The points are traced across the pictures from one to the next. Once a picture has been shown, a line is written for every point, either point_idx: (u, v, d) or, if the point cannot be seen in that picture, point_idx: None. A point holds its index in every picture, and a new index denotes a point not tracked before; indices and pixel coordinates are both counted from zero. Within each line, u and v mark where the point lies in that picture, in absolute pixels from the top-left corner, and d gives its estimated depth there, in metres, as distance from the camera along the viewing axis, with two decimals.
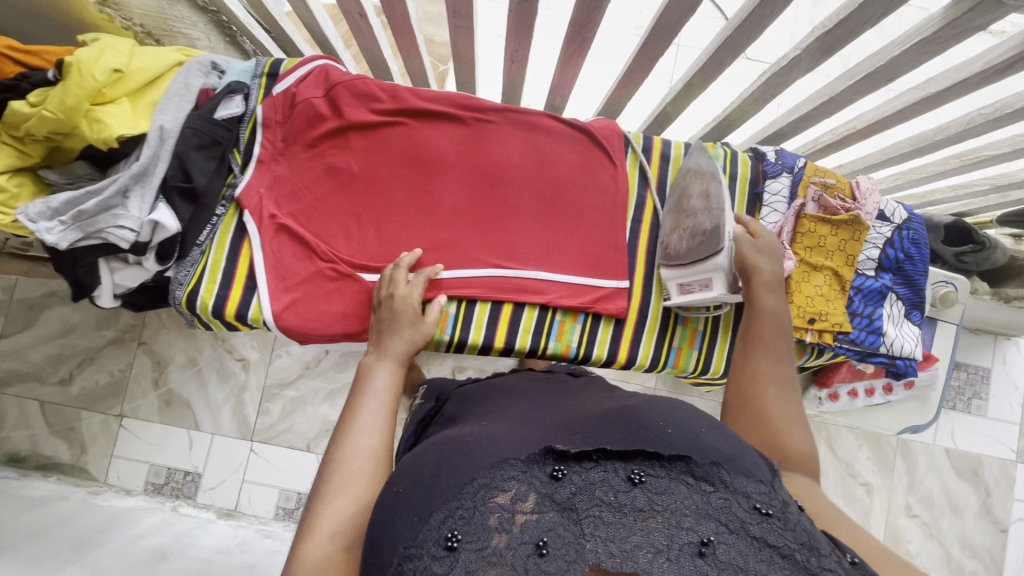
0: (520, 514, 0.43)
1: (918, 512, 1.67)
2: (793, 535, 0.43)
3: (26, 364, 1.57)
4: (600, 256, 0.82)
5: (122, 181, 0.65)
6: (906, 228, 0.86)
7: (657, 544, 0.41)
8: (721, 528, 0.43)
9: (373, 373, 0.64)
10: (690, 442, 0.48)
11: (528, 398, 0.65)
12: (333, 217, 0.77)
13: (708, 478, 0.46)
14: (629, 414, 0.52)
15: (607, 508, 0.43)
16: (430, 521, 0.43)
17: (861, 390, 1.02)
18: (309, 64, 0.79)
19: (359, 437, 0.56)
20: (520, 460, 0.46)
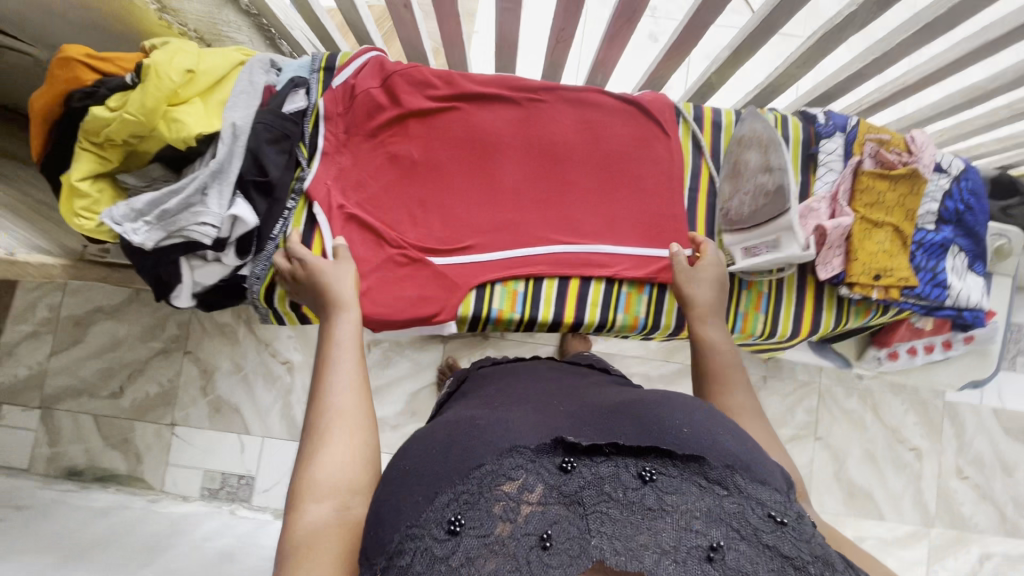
0: (526, 504, 0.43)
1: (970, 474, 1.66)
2: (808, 548, 0.42)
3: (78, 379, 1.60)
4: (659, 225, 0.82)
5: (201, 179, 0.67)
6: (964, 180, 0.86)
7: (664, 546, 0.41)
8: (732, 535, 0.42)
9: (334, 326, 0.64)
10: (709, 443, 0.47)
11: (540, 386, 0.65)
12: (400, 205, 0.78)
13: (722, 480, 0.45)
14: (639, 405, 0.52)
15: (615, 505, 0.43)
16: (436, 501, 0.44)
17: (920, 348, 1.01)
18: (363, 56, 0.80)
19: (332, 397, 0.57)
20: (528, 448, 0.47)
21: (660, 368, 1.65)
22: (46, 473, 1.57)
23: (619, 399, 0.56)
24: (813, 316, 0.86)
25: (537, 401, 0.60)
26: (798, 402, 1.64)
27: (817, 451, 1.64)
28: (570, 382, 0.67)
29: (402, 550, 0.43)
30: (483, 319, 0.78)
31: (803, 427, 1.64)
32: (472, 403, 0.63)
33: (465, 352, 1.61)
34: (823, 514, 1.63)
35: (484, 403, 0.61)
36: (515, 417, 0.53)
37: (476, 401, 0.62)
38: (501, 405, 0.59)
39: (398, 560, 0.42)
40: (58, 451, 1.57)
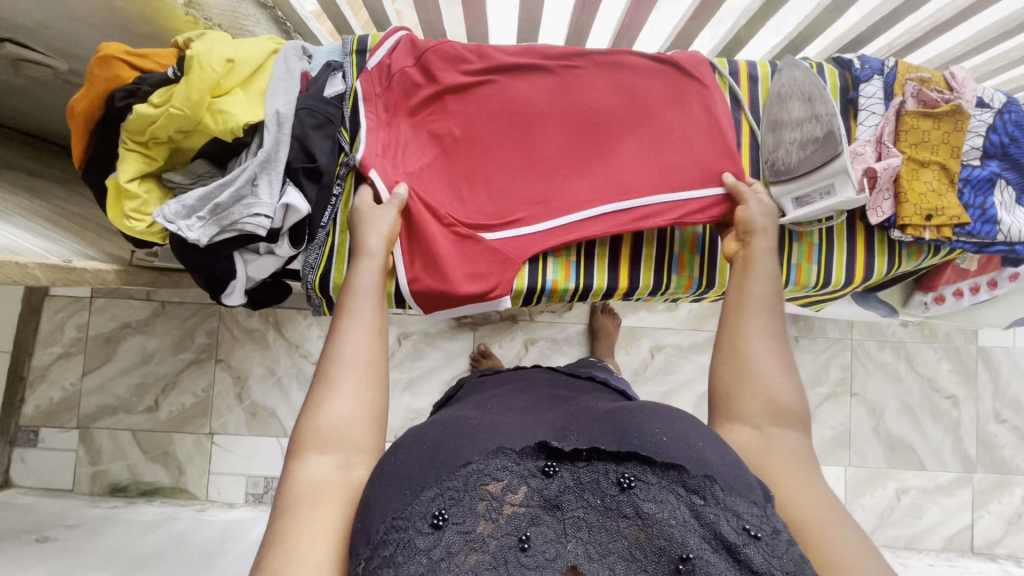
0: (509, 504, 0.43)
1: (1008, 417, 1.66)
2: (779, 564, 0.42)
3: (113, 396, 1.60)
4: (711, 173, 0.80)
5: (251, 170, 0.66)
6: (1008, 112, 0.83)
7: (635, 554, 0.42)
8: (703, 544, 0.42)
9: (357, 270, 0.64)
10: (687, 452, 0.45)
11: (536, 391, 0.64)
12: (445, 182, 0.78)
13: (701, 490, 0.44)
14: (623, 418, 0.49)
15: (592, 512, 0.43)
16: (422, 496, 0.44)
17: (967, 289, 0.99)
18: (393, 35, 0.79)
19: (347, 347, 0.57)
20: (514, 451, 0.46)
21: (691, 338, 1.65)
22: (91, 492, 1.57)
23: (605, 409, 0.54)
24: (865, 262, 0.87)
25: (514, 409, 0.57)
26: (832, 359, 1.64)
27: (854, 407, 1.64)
28: (563, 392, 0.65)
29: (386, 541, 0.43)
30: (540, 292, 0.80)
31: (838, 384, 1.64)
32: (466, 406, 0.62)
33: (497, 337, 1.61)
34: (865, 467, 1.63)
35: (475, 404, 0.61)
36: (502, 424, 0.51)
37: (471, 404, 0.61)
38: (491, 410, 0.57)
39: (381, 551, 0.42)
40: (100, 469, 1.58)
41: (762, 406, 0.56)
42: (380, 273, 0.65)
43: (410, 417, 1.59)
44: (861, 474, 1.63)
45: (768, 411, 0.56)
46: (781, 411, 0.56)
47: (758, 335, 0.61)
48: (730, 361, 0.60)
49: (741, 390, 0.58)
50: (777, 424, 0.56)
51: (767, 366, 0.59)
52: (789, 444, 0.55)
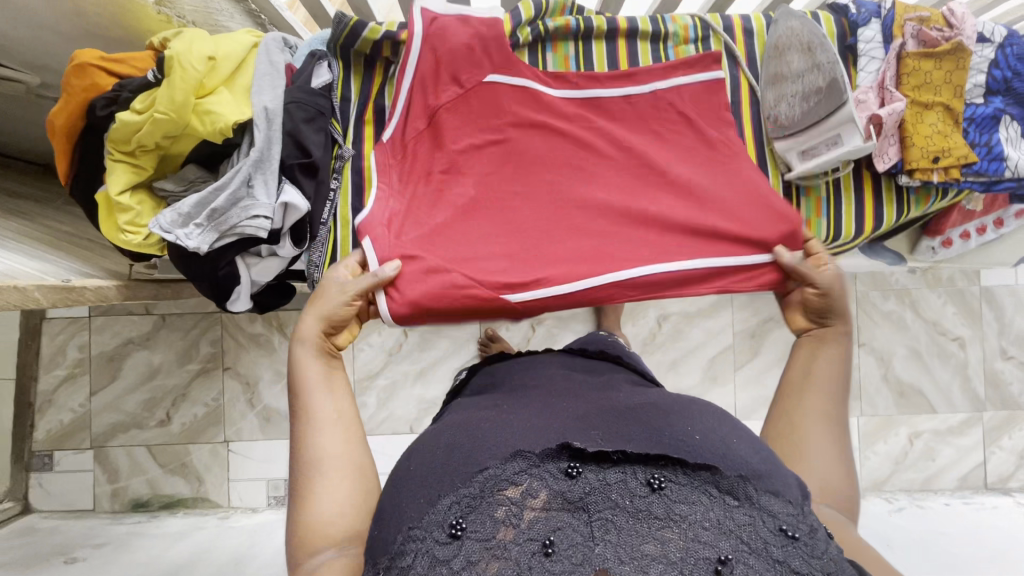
0: (530, 509, 0.42)
1: (1014, 354, 1.67)
2: (819, 564, 0.41)
3: (124, 413, 1.59)
4: (754, 218, 0.74)
5: (245, 171, 0.64)
6: (1009, 45, 0.82)
7: (670, 556, 0.40)
8: (739, 547, 0.41)
9: (301, 364, 0.61)
10: (718, 450, 0.47)
11: (551, 384, 0.63)
12: (461, 242, 0.73)
13: (733, 491, 0.44)
14: (654, 412, 0.52)
15: (621, 514, 0.42)
16: (439, 504, 0.44)
17: (974, 230, 0.99)
18: (401, 92, 0.74)
19: (313, 448, 0.55)
20: (534, 453, 0.46)
21: (697, 303, 1.65)
22: (113, 509, 1.58)
23: (629, 400, 0.56)
24: (874, 211, 0.86)
25: (539, 401, 0.58)
26: None
27: (862, 357, 1.65)
28: (574, 383, 0.63)
29: (405, 551, 0.43)
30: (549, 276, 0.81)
31: None
32: (491, 399, 0.62)
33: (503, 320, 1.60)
34: (877, 415, 1.65)
35: (486, 404, 0.59)
36: (512, 419, 0.52)
37: (488, 403, 0.60)
38: (504, 409, 0.56)
39: (400, 561, 0.43)
40: (120, 486, 1.58)
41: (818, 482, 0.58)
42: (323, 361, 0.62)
43: (424, 408, 1.60)
44: (873, 423, 1.65)
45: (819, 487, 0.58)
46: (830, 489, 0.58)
47: (822, 416, 0.63)
48: (784, 431, 0.63)
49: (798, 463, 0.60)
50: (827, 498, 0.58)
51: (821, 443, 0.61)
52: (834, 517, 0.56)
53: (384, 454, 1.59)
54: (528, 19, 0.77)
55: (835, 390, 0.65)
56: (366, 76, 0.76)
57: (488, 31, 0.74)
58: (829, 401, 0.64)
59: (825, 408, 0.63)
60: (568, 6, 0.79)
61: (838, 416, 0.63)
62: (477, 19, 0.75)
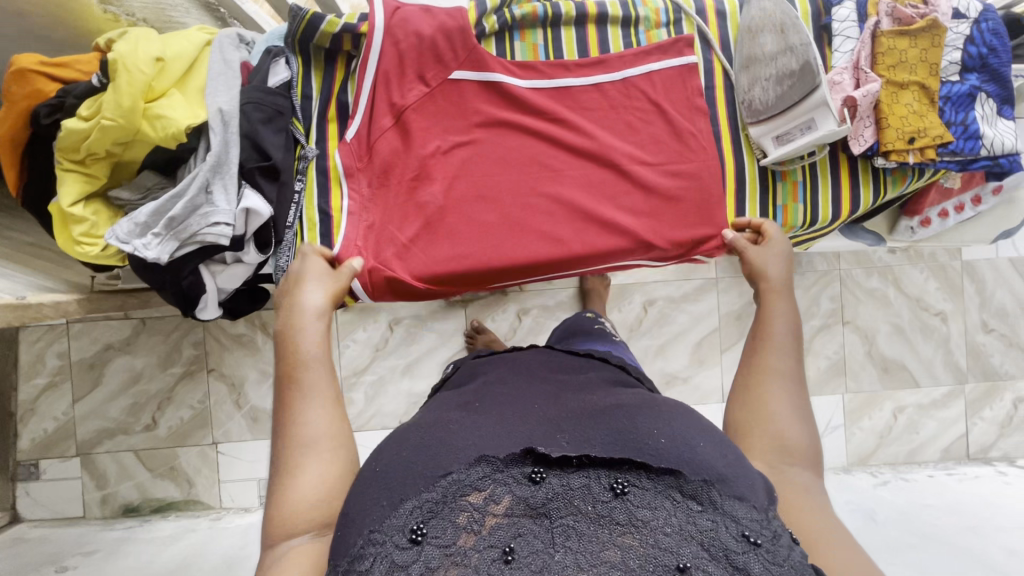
0: (491, 515, 0.41)
1: (995, 327, 1.69)
2: (779, 571, 0.40)
3: (108, 419, 1.57)
4: (701, 224, 0.78)
5: (202, 176, 0.62)
6: (984, 21, 0.82)
7: (630, 563, 0.38)
8: (700, 554, 0.39)
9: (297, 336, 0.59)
10: (685, 456, 0.47)
11: (530, 385, 0.62)
12: (430, 254, 0.73)
13: (697, 496, 0.43)
14: (623, 411, 0.54)
15: (583, 520, 0.41)
16: (402, 508, 0.44)
17: (951, 209, 0.99)
18: (363, 92, 0.72)
19: (301, 428, 0.53)
20: (498, 459, 0.45)
21: (683, 288, 1.64)
22: (104, 515, 1.57)
23: (604, 402, 0.56)
24: (851, 195, 0.85)
25: (512, 401, 0.57)
26: (822, 290, 1.65)
27: (847, 335, 1.66)
28: (552, 384, 0.63)
29: (363, 554, 0.41)
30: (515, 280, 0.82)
31: (830, 315, 1.66)
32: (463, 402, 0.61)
33: (488, 312, 1.59)
34: (861, 392, 1.67)
35: (459, 403, 0.59)
36: (477, 423, 0.52)
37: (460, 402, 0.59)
38: (475, 410, 0.56)
39: (359, 565, 0.41)
40: (109, 492, 1.57)
41: (774, 442, 0.58)
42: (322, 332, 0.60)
43: (412, 402, 1.59)
44: (857, 399, 1.67)
45: (778, 449, 0.57)
46: (792, 449, 0.57)
47: (778, 375, 0.63)
48: (746, 396, 0.62)
49: (753, 428, 0.59)
50: (786, 460, 0.57)
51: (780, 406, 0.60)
52: (802, 485, 0.55)
53: None
54: (494, 7, 0.74)
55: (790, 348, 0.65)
56: (327, 71, 0.73)
57: (453, 22, 0.73)
58: (789, 362, 0.64)
59: (781, 366, 0.64)
60: None
61: (795, 374, 0.63)
62: (439, 8, 0.74)
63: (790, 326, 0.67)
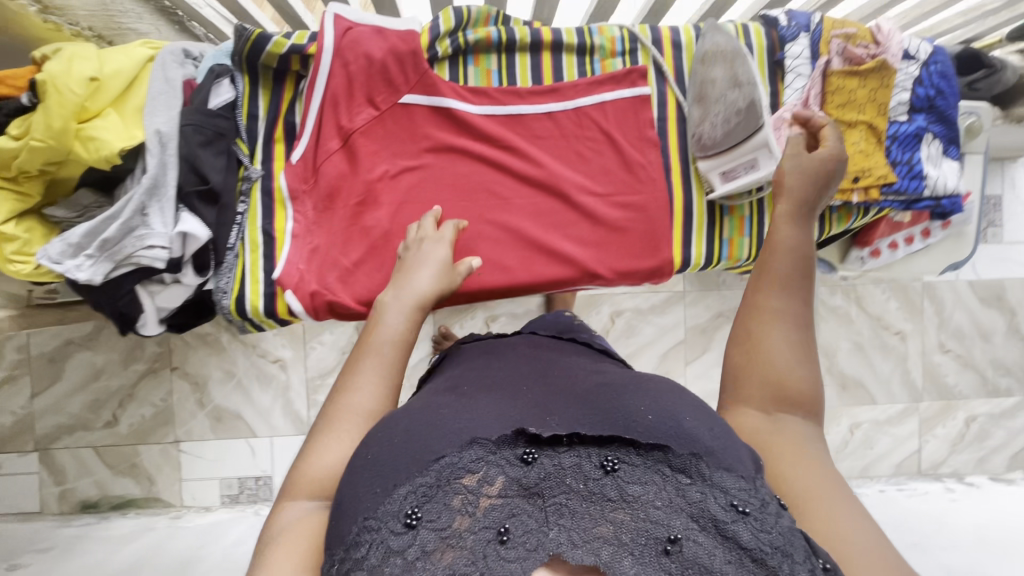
0: (485, 496, 0.40)
1: (951, 347, 1.73)
2: (768, 538, 0.39)
3: (68, 415, 1.56)
4: (647, 256, 0.79)
5: (137, 200, 0.62)
6: (933, 63, 0.84)
7: (621, 538, 0.39)
8: (691, 525, 0.39)
9: (384, 317, 0.59)
10: (670, 429, 0.44)
11: (515, 365, 0.60)
12: (373, 276, 0.72)
13: (686, 469, 0.42)
14: (611, 390, 0.52)
15: (575, 497, 0.41)
16: (394, 494, 0.41)
17: (901, 241, 1.01)
18: (311, 114, 0.71)
19: (353, 397, 0.52)
20: (489, 440, 0.44)
21: (649, 300, 1.66)
22: (61, 511, 1.55)
23: (592, 381, 0.55)
24: None
25: (500, 386, 0.56)
26: None
27: None
28: (538, 362, 0.61)
29: (359, 542, 0.40)
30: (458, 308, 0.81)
31: None
32: None
33: (455, 318, 1.60)
34: None
35: (447, 386, 0.58)
36: (468, 407, 0.50)
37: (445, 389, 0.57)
38: (465, 394, 0.54)
39: (353, 553, 0.39)
40: (68, 488, 1.55)
41: (770, 392, 0.52)
42: (410, 315, 0.60)
43: None
44: None
45: (775, 396, 0.53)
46: (789, 392, 0.52)
47: (779, 313, 0.56)
48: (742, 338, 0.56)
49: (749, 376, 0.54)
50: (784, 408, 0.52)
51: (782, 348, 0.54)
52: (797, 429, 0.51)
53: None
54: (447, 31, 0.74)
55: (796, 282, 0.58)
56: (275, 90, 0.72)
57: (404, 45, 0.72)
58: (794, 299, 0.57)
59: (784, 305, 0.56)
60: (493, 15, 0.77)
61: (798, 312, 0.56)
62: (392, 30, 0.73)
63: (798, 256, 0.60)
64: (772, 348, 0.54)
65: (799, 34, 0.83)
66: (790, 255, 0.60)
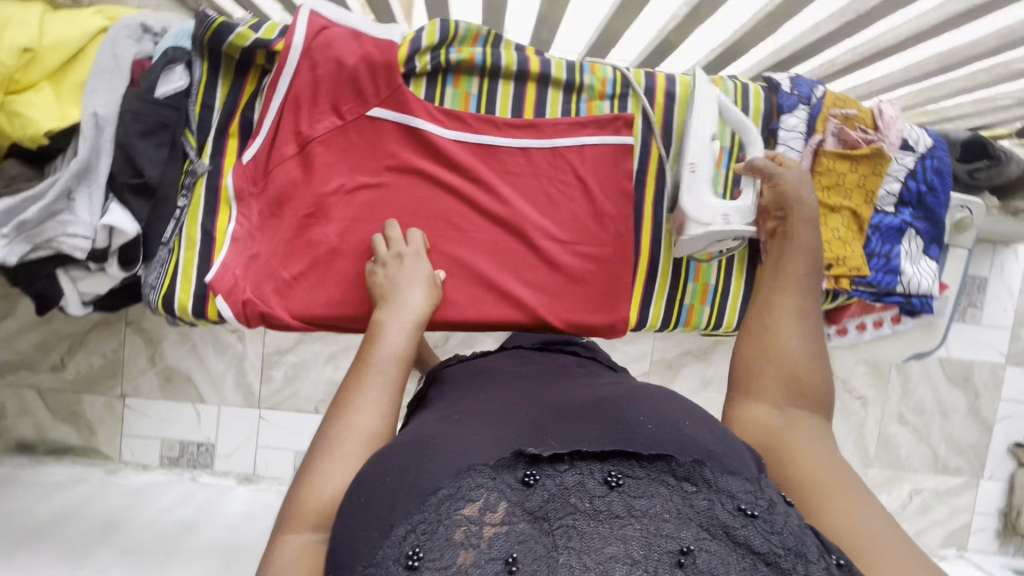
0: (489, 526, 0.33)
1: (909, 419, 1.54)
2: (779, 539, 0.34)
3: (12, 352, 1.26)
4: (603, 310, 0.76)
5: (63, 183, 0.58)
6: (930, 157, 0.80)
7: (633, 556, 0.32)
8: (702, 534, 0.34)
9: (384, 333, 0.51)
10: (671, 437, 0.38)
11: (504, 388, 0.49)
12: (311, 290, 0.69)
13: (691, 477, 0.37)
14: (612, 404, 0.43)
15: (582, 518, 0.34)
16: (391, 535, 0.34)
17: (870, 323, 0.99)
18: (269, 113, 0.67)
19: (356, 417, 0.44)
20: (487, 466, 0.36)
21: None
22: None
23: (589, 396, 0.46)
24: None
25: (493, 410, 0.44)
26: None
27: None
28: (526, 379, 0.51)
29: None
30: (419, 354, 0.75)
31: None
32: None
33: None
34: None
35: (440, 415, 0.45)
36: (461, 437, 0.40)
37: (437, 414, 0.46)
38: (458, 420, 0.43)
39: None
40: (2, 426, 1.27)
41: (784, 380, 0.49)
42: (412, 334, 0.52)
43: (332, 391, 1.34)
44: None
45: (790, 386, 0.49)
46: (801, 384, 0.49)
47: (798, 310, 0.53)
48: (759, 331, 0.53)
49: (763, 370, 0.50)
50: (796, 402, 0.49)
51: (795, 339, 0.51)
52: (812, 426, 0.47)
53: (286, 431, 1.33)
54: (429, 46, 0.70)
55: (812, 286, 0.56)
56: (236, 82, 0.68)
57: (379, 54, 0.68)
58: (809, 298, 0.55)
59: (802, 302, 0.54)
60: (482, 35, 0.72)
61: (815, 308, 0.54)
62: (370, 37, 0.69)
63: (813, 259, 0.58)
64: (786, 340, 0.51)
65: (798, 105, 0.79)
66: (805, 256, 0.58)
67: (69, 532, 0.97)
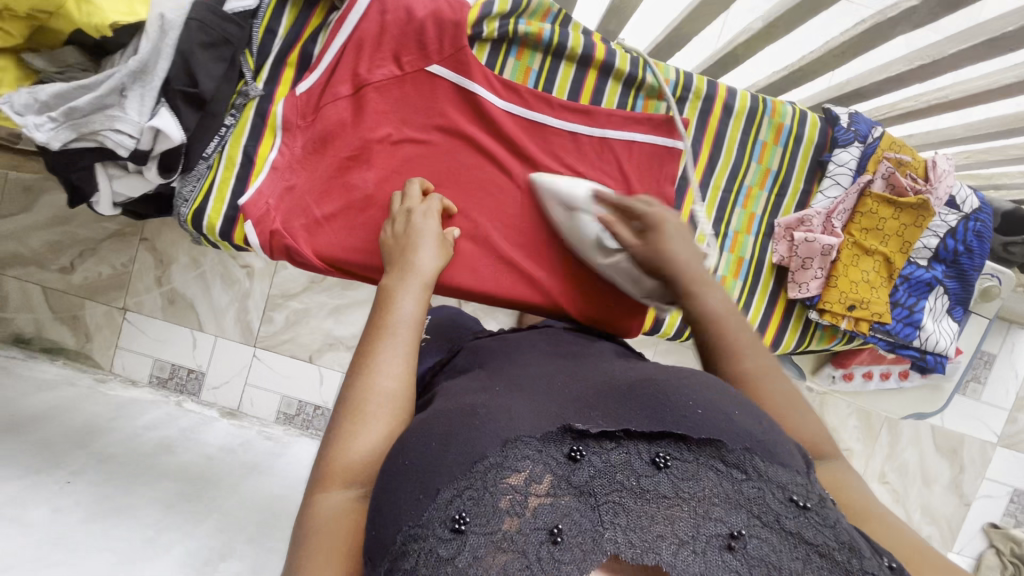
0: (534, 496, 0.33)
1: (890, 480, 1.54)
2: (831, 533, 0.36)
3: (25, 247, 1.26)
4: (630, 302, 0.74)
5: (119, 78, 0.57)
6: (974, 219, 0.79)
7: (681, 535, 0.33)
8: (751, 520, 0.35)
9: (396, 299, 0.50)
10: (720, 422, 0.38)
11: (543, 362, 0.49)
12: (339, 232, 0.69)
13: (741, 464, 0.37)
14: (651, 387, 0.41)
15: (628, 496, 0.34)
16: (437, 499, 0.34)
17: (876, 373, 0.99)
18: (330, 49, 0.66)
19: (377, 378, 0.44)
20: (534, 438, 0.36)
21: None
22: None
23: (632, 376, 0.45)
24: (776, 334, 0.85)
25: (531, 383, 0.45)
26: None
27: None
28: (567, 358, 0.51)
29: (405, 553, 0.33)
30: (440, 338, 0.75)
31: None
32: None
33: None
34: None
35: (466, 384, 0.45)
36: (508, 407, 0.39)
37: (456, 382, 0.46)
38: (478, 389, 0.43)
39: (401, 566, 0.32)
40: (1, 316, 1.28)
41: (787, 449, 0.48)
42: (422, 297, 0.51)
43: (329, 344, 1.35)
44: None
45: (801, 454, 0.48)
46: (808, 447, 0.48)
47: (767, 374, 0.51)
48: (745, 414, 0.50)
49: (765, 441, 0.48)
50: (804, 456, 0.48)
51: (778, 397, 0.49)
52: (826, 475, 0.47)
53: (277, 374, 1.34)
54: (500, 13, 0.69)
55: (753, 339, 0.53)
56: (303, 14, 0.68)
57: (449, 12, 0.67)
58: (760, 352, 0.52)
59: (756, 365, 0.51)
60: (553, 12, 0.71)
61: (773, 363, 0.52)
62: None
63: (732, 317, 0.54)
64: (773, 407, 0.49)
65: (854, 142, 0.78)
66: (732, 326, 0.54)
67: (51, 430, 0.95)
